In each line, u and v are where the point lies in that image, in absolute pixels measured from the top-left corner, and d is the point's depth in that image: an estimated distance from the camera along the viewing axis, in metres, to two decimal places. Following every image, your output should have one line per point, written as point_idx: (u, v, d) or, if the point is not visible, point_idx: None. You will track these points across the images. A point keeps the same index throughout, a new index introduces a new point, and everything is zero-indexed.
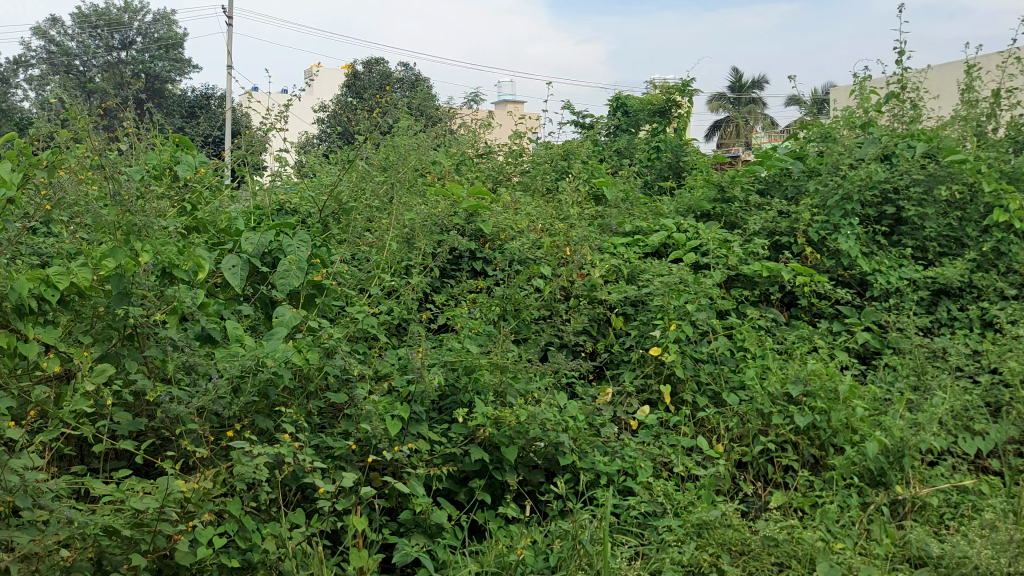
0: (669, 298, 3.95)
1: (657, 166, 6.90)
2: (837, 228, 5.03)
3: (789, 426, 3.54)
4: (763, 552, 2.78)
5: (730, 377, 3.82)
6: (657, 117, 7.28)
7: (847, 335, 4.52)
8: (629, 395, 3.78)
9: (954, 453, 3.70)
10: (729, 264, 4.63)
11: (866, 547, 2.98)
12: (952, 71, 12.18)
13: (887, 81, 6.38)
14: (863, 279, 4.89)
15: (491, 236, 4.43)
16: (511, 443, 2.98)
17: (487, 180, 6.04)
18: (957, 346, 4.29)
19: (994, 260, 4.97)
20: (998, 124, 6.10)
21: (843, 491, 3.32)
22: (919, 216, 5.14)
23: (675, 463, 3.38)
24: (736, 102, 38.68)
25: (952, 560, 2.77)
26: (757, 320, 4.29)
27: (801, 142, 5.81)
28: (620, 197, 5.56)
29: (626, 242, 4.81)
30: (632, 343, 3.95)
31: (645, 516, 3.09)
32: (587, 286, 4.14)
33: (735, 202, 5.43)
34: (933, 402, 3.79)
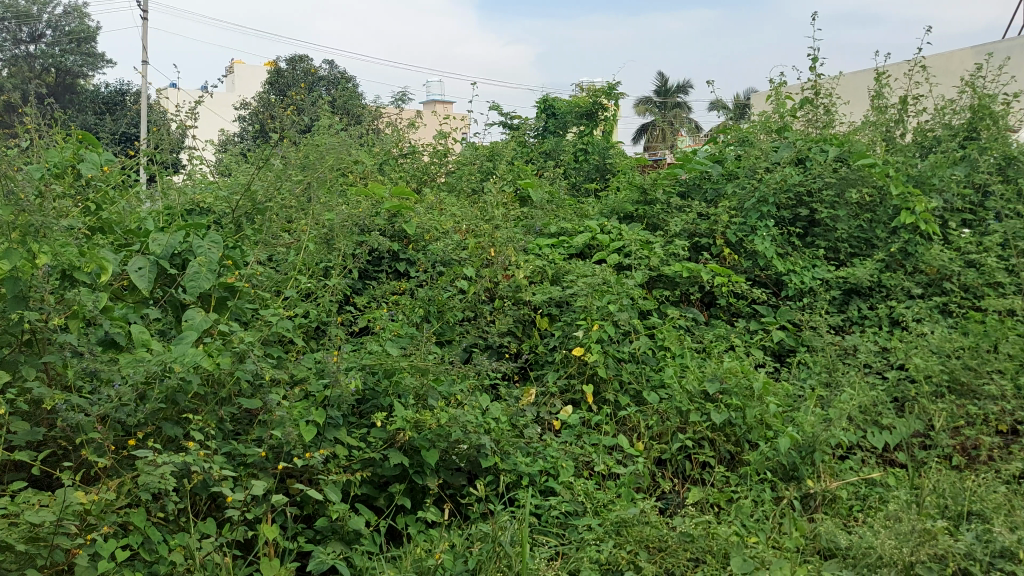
0: (592, 298, 3.97)
1: (584, 168, 6.96)
2: (754, 229, 5.18)
3: (706, 423, 3.60)
4: (680, 549, 2.81)
5: (651, 376, 3.87)
6: (584, 119, 7.33)
7: (763, 335, 4.64)
8: (552, 396, 3.79)
9: (863, 446, 3.85)
10: (651, 265, 4.68)
11: (778, 541, 3.05)
12: (864, 78, 12.68)
13: (802, 87, 6.58)
14: (778, 279, 5.03)
15: (415, 237, 4.38)
16: (432, 447, 2.94)
17: (412, 180, 5.99)
18: (866, 344, 4.46)
19: (901, 261, 5.18)
20: (905, 129, 6.37)
21: (758, 486, 3.40)
22: (831, 218, 5.32)
23: (595, 462, 3.39)
24: (661, 105, 39.42)
25: (858, 550, 2.85)
26: (678, 320, 4.36)
27: (720, 146, 5.95)
28: (546, 198, 5.57)
29: (550, 243, 4.84)
30: (555, 344, 3.94)
31: (565, 516, 3.10)
32: (512, 287, 4.09)
33: (657, 204, 5.51)
34: (843, 398, 3.93)
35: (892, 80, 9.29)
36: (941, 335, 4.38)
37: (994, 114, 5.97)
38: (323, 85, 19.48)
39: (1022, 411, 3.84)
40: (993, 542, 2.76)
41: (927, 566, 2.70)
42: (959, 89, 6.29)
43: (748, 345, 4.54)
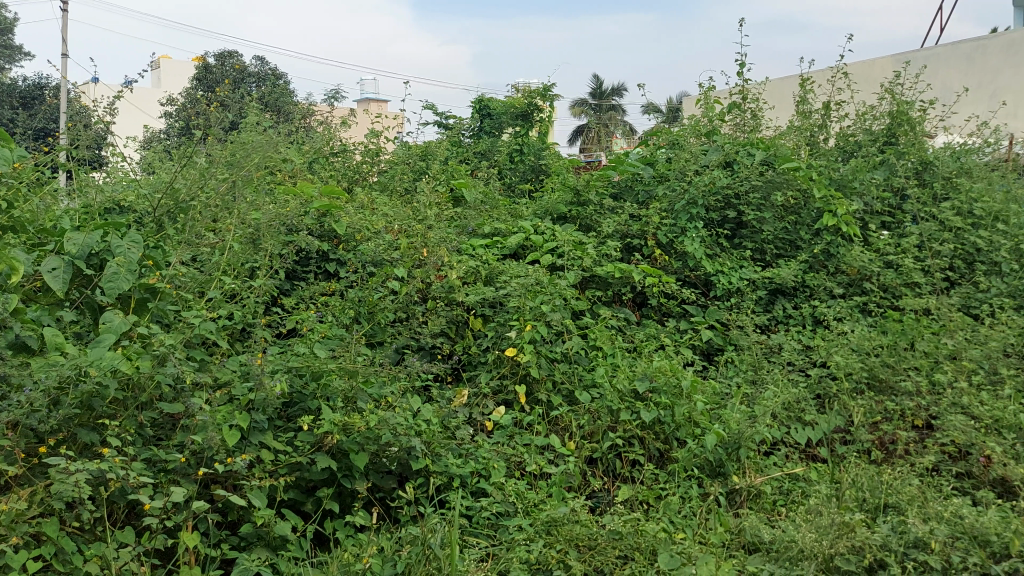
0: (525, 299, 3.96)
1: (520, 169, 6.96)
2: (684, 231, 5.27)
3: (636, 422, 3.64)
4: (608, 546, 2.83)
5: (583, 375, 3.89)
6: (519, 120, 7.34)
7: (692, 334, 4.72)
8: (485, 396, 3.76)
9: (787, 442, 3.95)
10: (584, 265, 4.71)
11: (704, 536, 3.11)
12: (789, 84, 13.05)
13: (730, 91, 6.73)
14: (707, 279, 5.13)
15: (345, 237, 4.32)
16: (361, 450, 2.90)
17: (343, 179, 5.90)
18: (790, 342, 4.61)
19: (824, 261, 5.34)
20: (828, 134, 6.56)
21: (685, 483, 3.46)
22: (758, 220, 5.45)
23: (527, 462, 3.39)
24: (596, 108, 39.81)
25: (781, 544, 2.93)
26: (609, 320, 4.40)
27: (652, 149, 6.03)
28: (480, 198, 5.55)
29: (484, 244, 4.81)
30: (488, 344, 3.91)
31: (497, 517, 3.09)
32: (445, 288, 4.04)
33: (590, 205, 5.55)
34: (767, 396, 4.03)
35: (815, 87, 9.57)
36: (861, 334, 4.55)
37: (911, 120, 6.21)
38: (254, 81, 19.07)
39: (936, 406, 4.00)
40: (908, 533, 2.86)
41: (846, 558, 2.78)
42: (878, 96, 6.52)
43: (678, 344, 4.61)
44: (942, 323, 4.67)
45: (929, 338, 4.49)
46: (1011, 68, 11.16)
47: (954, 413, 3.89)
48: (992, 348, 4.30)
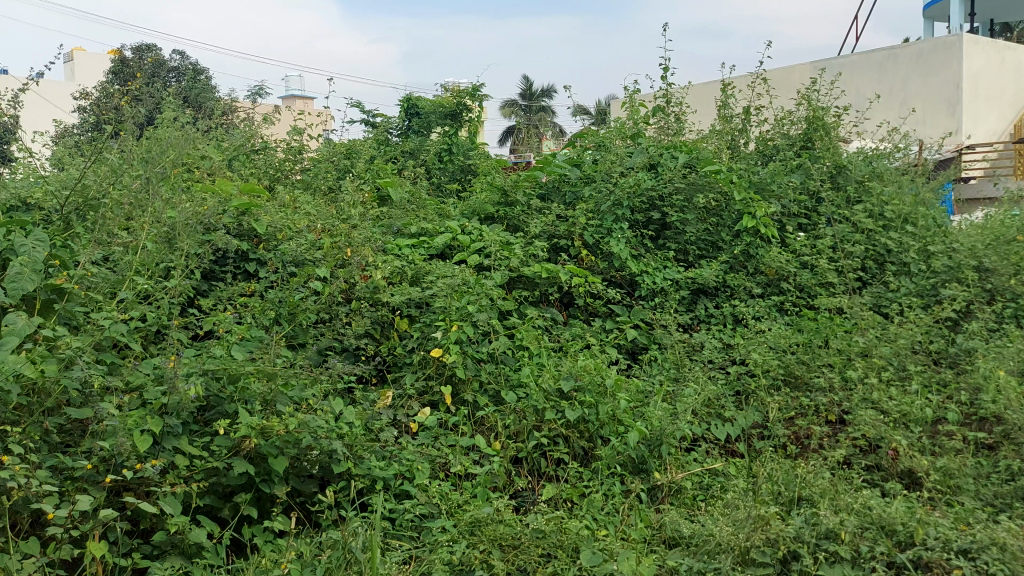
0: (451, 299, 3.93)
1: (448, 169, 6.93)
2: (610, 232, 5.32)
3: (561, 421, 3.66)
4: (531, 545, 2.85)
5: (509, 375, 3.88)
6: (448, 120, 7.30)
7: (617, 334, 4.77)
8: (410, 398, 3.71)
9: (707, 438, 4.05)
10: (511, 265, 4.72)
11: (626, 532, 3.16)
12: (711, 89, 13.34)
13: (655, 95, 6.86)
14: (632, 280, 5.20)
15: (265, 237, 4.22)
16: (280, 454, 2.84)
17: (265, 178, 5.77)
18: (711, 341, 4.71)
19: (744, 262, 5.48)
20: (749, 138, 6.73)
21: (608, 480, 3.51)
22: (681, 221, 5.55)
23: (452, 463, 3.35)
24: (526, 110, 39.98)
25: (700, 538, 2.99)
26: (536, 320, 4.42)
27: (579, 151, 6.08)
28: (406, 198, 5.50)
29: (410, 243, 4.73)
30: (414, 345, 3.85)
31: (421, 518, 3.07)
32: (370, 288, 3.98)
33: (517, 206, 5.56)
34: (688, 393, 4.12)
35: (736, 92, 9.83)
36: (778, 332, 4.70)
37: (826, 126, 6.43)
38: (174, 75, 18.48)
39: (848, 401, 4.15)
40: (819, 525, 2.94)
41: (761, 550, 2.85)
42: (796, 102, 6.72)
43: (603, 344, 4.66)
44: (854, 321, 4.86)
45: (842, 336, 4.66)
46: (918, 75, 12.05)
47: (864, 407, 4.04)
48: (899, 345, 4.49)
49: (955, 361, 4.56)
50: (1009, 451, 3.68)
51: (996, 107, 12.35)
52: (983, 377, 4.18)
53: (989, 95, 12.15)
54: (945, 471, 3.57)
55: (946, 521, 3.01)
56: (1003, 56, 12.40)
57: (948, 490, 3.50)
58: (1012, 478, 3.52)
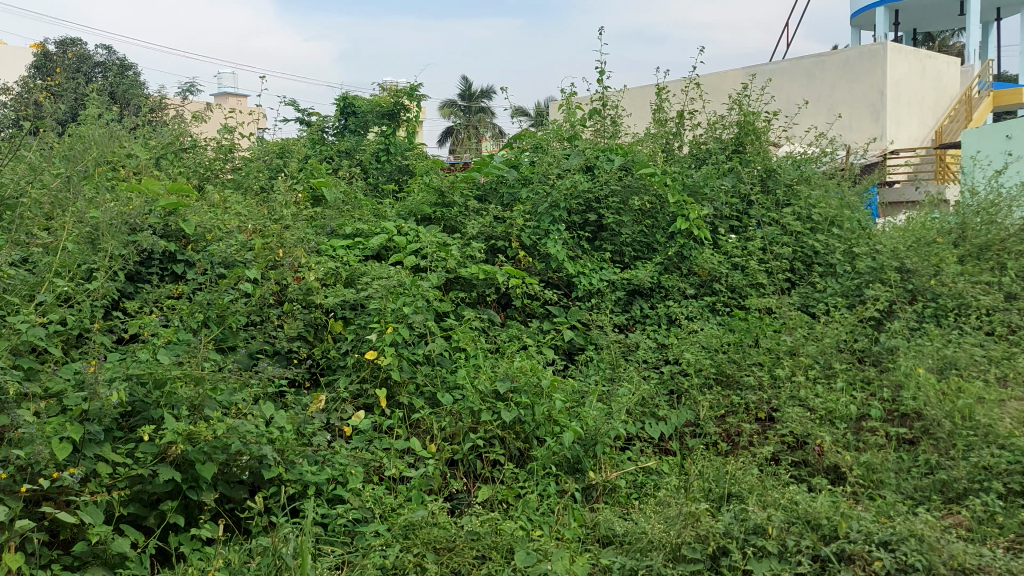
0: (387, 301, 3.89)
1: (386, 169, 6.86)
2: (547, 233, 5.35)
3: (497, 422, 3.65)
4: (466, 547, 2.84)
5: (445, 377, 3.86)
6: (385, 120, 7.24)
7: (554, 334, 4.80)
8: (343, 401, 3.64)
9: (642, 437, 4.11)
10: (448, 266, 4.69)
11: (560, 532, 3.19)
12: (646, 93, 13.53)
13: (591, 98, 6.93)
14: (570, 280, 5.23)
15: (194, 237, 4.09)
16: (208, 460, 2.78)
17: (193, 176, 5.53)
18: (645, 341, 4.77)
19: (678, 263, 5.58)
20: (683, 142, 6.86)
21: (543, 481, 3.52)
22: (617, 223, 5.60)
23: (386, 467, 3.31)
24: (465, 111, 39.90)
25: (633, 536, 3.04)
26: (473, 320, 4.42)
27: (516, 152, 6.08)
28: (340, 198, 5.42)
29: (345, 245, 4.67)
30: (348, 347, 3.80)
31: (354, 523, 3.04)
32: (303, 290, 3.91)
33: (455, 207, 5.55)
34: (623, 393, 4.16)
35: (671, 96, 9.97)
36: (711, 333, 4.79)
37: (756, 131, 6.58)
38: (100, 71, 17.89)
39: (777, 399, 4.26)
40: (748, 520, 3.00)
41: (692, 547, 2.91)
42: (728, 107, 6.87)
43: (540, 344, 4.68)
44: (783, 321, 4.99)
45: (771, 335, 4.78)
46: (845, 81, 12.49)
47: (792, 405, 4.15)
48: (825, 344, 4.63)
49: (878, 359, 4.72)
50: (928, 445, 3.83)
51: (917, 113, 12.84)
52: (904, 375, 4.33)
53: (912, 101, 12.65)
54: (868, 466, 3.69)
55: (868, 514, 3.11)
56: (924, 64, 12.94)
57: (871, 484, 3.63)
58: (930, 471, 3.67)
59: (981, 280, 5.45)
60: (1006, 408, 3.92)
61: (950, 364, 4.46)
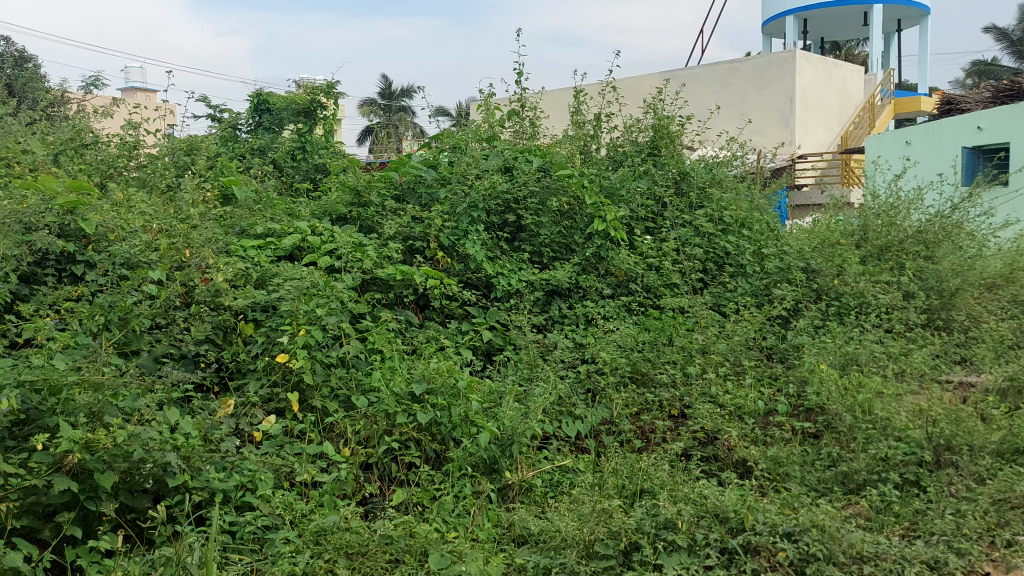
0: (299, 303, 3.80)
1: (301, 167, 6.71)
2: (466, 234, 5.34)
3: (413, 424, 3.62)
4: (378, 551, 2.81)
5: (360, 380, 3.81)
6: (301, 117, 7.07)
7: (472, 335, 4.80)
8: (253, 406, 3.55)
9: (558, 436, 4.14)
10: (364, 267, 4.64)
11: (475, 533, 3.19)
12: (565, 94, 13.68)
13: (509, 99, 6.94)
14: (488, 281, 5.23)
15: (95, 237, 3.94)
16: (108, 469, 2.67)
17: (95, 174, 5.31)
18: (563, 341, 4.81)
19: (595, 264, 5.66)
20: (600, 144, 6.96)
21: (459, 482, 3.50)
22: (535, 224, 5.63)
23: (297, 472, 3.24)
24: (385, 110, 39.50)
25: (548, 535, 3.06)
26: (390, 322, 4.37)
27: (434, 153, 5.98)
28: (252, 197, 5.27)
29: (257, 245, 4.56)
30: (258, 351, 3.70)
31: (263, 530, 2.97)
32: (211, 291, 3.79)
33: (371, 206, 5.48)
34: (540, 393, 4.18)
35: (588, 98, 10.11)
36: (627, 332, 4.86)
37: (670, 134, 6.72)
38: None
39: (688, 396, 4.37)
40: (659, 516, 3.07)
41: (604, 543, 2.95)
42: (644, 110, 6.98)
43: (458, 345, 4.67)
44: (695, 320, 5.12)
45: (684, 334, 4.87)
46: (755, 88, 12.93)
47: (703, 402, 4.26)
48: (734, 342, 4.78)
49: (785, 356, 4.87)
50: (830, 439, 3.98)
51: (823, 120, 13.35)
52: (809, 371, 4.50)
53: (818, 108, 13.16)
54: (775, 459, 3.81)
55: (773, 506, 3.21)
56: (830, 72, 13.48)
57: (777, 477, 3.75)
58: (832, 464, 3.81)
59: (880, 280, 5.70)
60: (902, 401, 4.11)
61: (851, 360, 4.66)
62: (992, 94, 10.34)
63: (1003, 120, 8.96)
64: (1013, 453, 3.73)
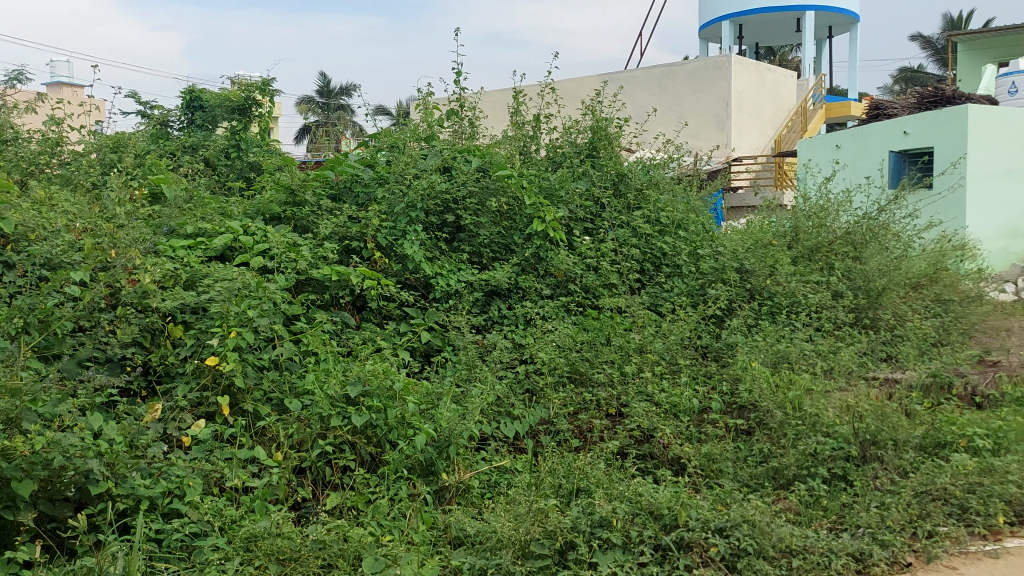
0: (229, 305, 3.70)
1: (235, 166, 6.54)
2: (404, 234, 5.28)
3: (347, 427, 3.56)
4: (311, 556, 2.77)
5: (294, 383, 3.74)
6: (236, 115, 6.90)
7: (410, 336, 4.76)
8: (181, 410, 3.45)
9: (496, 436, 4.14)
10: (298, 268, 4.56)
11: (410, 536, 3.16)
12: (503, 95, 13.70)
13: (448, 98, 6.91)
14: (426, 282, 5.20)
15: (13, 237, 3.80)
16: (26, 477, 2.57)
17: (14, 171, 5.12)
18: (502, 342, 4.81)
19: (534, 264, 5.69)
20: (539, 145, 6.99)
21: (395, 485, 3.47)
22: (475, 224, 5.61)
23: (227, 478, 3.17)
24: (325, 109, 38.95)
25: (484, 536, 3.05)
26: (325, 324, 4.30)
27: (372, 151, 5.92)
28: (181, 195, 5.12)
29: (186, 245, 4.45)
30: (187, 353, 3.59)
31: (191, 538, 2.90)
32: (138, 293, 3.67)
33: (306, 206, 5.40)
34: (478, 393, 4.17)
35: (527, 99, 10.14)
36: (565, 332, 4.88)
37: (608, 136, 6.78)
38: None
39: (625, 395, 4.41)
40: (595, 513, 3.10)
41: (540, 543, 2.96)
42: (582, 112, 7.03)
43: (395, 347, 4.64)
44: (632, 320, 5.18)
45: (621, 334, 4.91)
46: (692, 93, 13.15)
47: (640, 400, 4.31)
48: (671, 340, 4.85)
49: (720, 354, 4.97)
50: (762, 435, 4.07)
51: (757, 123, 13.64)
52: (741, 369, 4.60)
53: (753, 112, 13.45)
54: (708, 456, 3.89)
55: (706, 502, 3.26)
56: (764, 77, 13.79)
57: (710, 473, 3.83)
58: (764, 459, 3.91)
59: (810, 280, 5.85)
60: (830, 398, 4.23)
61: (782, 358, 4.77)
62: (917, 101, 10.68)
63: (926, 124, 9.19)
64: (934, 446, 3.92)
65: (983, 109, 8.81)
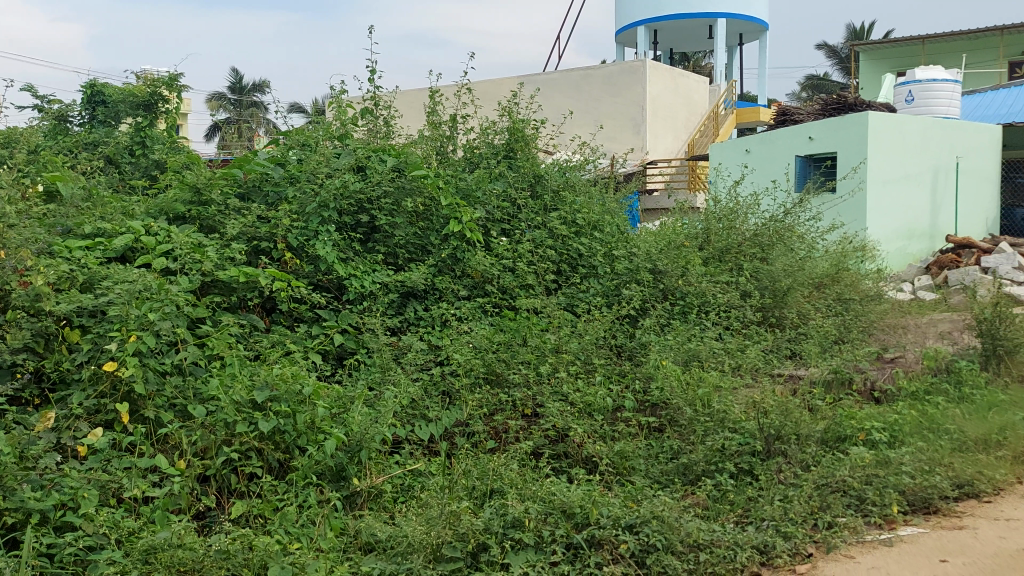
0: (130, 307, 3.55)
1: (140, 163, 6.31)
2: (316, 234, 5.17)
3: (254, 433, 3.46)
4: (214, 566, 2.70)
5: (198, 388, 3.63)
6: (140, 111, 6.60)
7: (322, 338, 4.69)
8: (77, 418, 3.30)
9: (411, 439, 4.11)
10: (205, 269, 4.41)
11: (318, 543, 3.11)
12: (419, 96, 13.63)
13: (364, 96, 6.82)
14: (340, 283, 5.12)
15: None
16: None
17: None
18: (417, 343, 4.77)
19: (451, 265, 5.68)
20: (456, 145, 6.97)
21: (303, 491, 3.40)
22: (390, 225, 5.51)
23: (125, 488, 3.05)
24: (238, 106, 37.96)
25: (395, 540, 3.01)
26: (232, 327, 4.18)
27: (283, 150, 5.77)
28: (79, 193, 4.90)
29: (83, 246, 4.26)
30: (83, 359, 3.45)
31: (86, 551, 2.79)
32: (31, 295, 3.48)
33: (213, 205, 5.24)
34: (392, 396, 4.13)
35: None
36: (481, 333, 4.88)
37: (525, 137, 6.81)
38: None
39: (540, 396, 4.44)
40: (507, 514, 3.11)
41: (451, 546, 2.95)
42: (499, 113, 7.04)
43: (306, 349, 4.55)
44: (548, 320, 5.21)
45: (537, 334, 4.93)
46: (609, 97, 13.37)
47: (554, 400, 4.34)
48: (585, 341, 4.90)
49: (633, 353, 5.08)
50: (672, 432, 4.17)
51: (671, 127, 13.96)
52: (653, 368, 4.69)
53: (667, 116, 13.77)
54: (621, 454, 3.95)
55: (617, 499, 3.32)
56: (678, 83, 14.12)
57: (622, 470, 3.90)
58: (674, 456, 4.00)
59: (720, 280, 6.01)
60: (738, 394, 4.34)
61: (693, 356, 4.88)
62: (820, 108, 11.10)
63: (830, 130, 9.55)
64: (835, 440, 4.08)
65: (882, 116, 9.21)
